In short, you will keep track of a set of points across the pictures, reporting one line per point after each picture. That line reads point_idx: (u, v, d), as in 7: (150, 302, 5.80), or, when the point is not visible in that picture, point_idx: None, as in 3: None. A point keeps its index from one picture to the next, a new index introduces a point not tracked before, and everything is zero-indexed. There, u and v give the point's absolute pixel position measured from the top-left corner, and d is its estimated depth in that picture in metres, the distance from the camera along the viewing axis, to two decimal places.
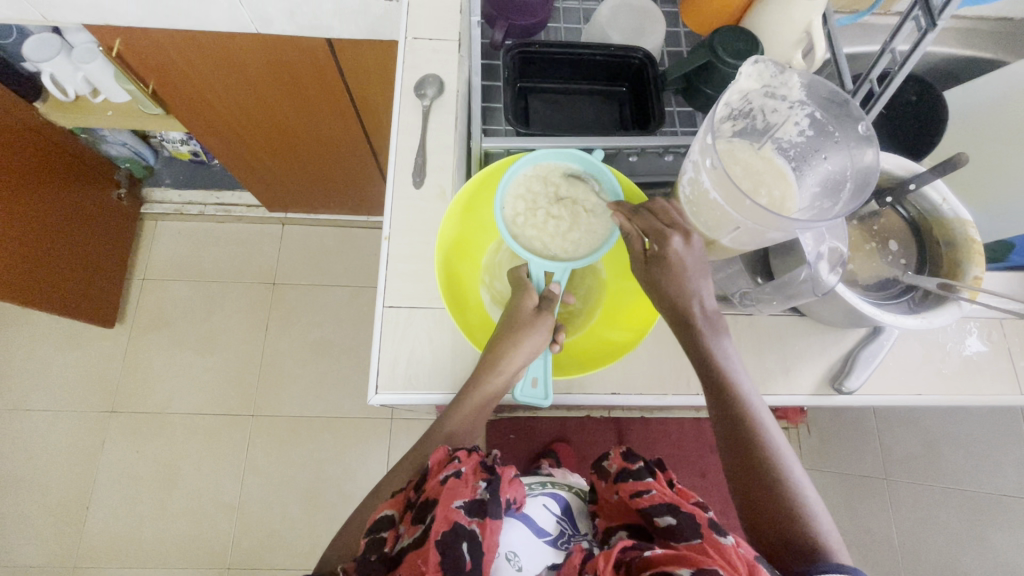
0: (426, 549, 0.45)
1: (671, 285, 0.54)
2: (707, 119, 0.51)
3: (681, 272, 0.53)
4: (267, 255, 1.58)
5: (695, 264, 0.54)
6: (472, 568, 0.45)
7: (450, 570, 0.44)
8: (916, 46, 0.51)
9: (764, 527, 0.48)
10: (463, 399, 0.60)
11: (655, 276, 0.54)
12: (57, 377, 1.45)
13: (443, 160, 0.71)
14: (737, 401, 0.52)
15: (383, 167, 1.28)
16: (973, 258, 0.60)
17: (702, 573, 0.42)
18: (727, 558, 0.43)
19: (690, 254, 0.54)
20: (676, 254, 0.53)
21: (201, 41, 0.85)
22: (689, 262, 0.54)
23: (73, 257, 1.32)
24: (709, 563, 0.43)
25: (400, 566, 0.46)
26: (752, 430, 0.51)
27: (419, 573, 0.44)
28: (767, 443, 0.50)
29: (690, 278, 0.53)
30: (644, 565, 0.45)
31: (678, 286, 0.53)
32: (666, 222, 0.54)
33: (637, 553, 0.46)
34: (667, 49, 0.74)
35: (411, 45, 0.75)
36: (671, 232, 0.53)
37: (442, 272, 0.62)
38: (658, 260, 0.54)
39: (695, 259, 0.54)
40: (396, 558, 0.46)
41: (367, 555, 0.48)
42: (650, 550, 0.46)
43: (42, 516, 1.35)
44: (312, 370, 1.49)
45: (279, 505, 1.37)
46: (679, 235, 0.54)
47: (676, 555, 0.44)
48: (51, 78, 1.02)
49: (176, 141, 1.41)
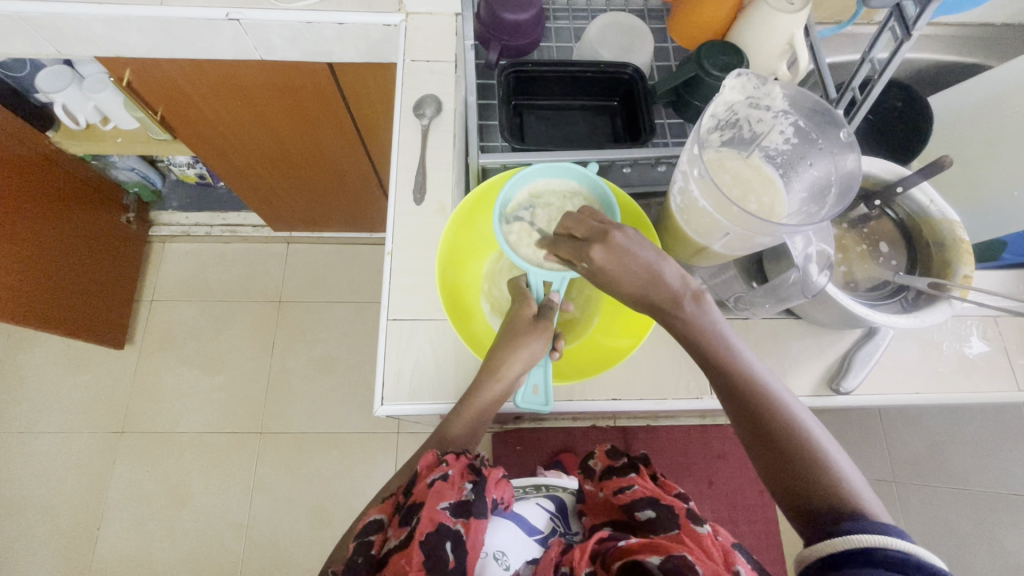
0: (410, 550, 0.46)
1: (623, 285, 0.50)
2: (693, 131, 0.53)
3: (624, 265, 0.49)
4: (273, 273, 1.61)
5: (639, 257, 0.49)
6: (455, 566, 0.46)
7: (434, 567, 0.45)
8: (893, 54, 0.53)
9: (790, 491, 0.46)
10: (465, 406, 0.61)
11: (607, 283, 0.51)
12: (68, 399, 1.47)
13: (442, 177, 0.74)
14: (743, 373, 0.49)
15: (385, 185, 1.31)
16: (962, 257, 0.62)
17: (672, 559, 0.44)
18: (704, 547, 0.46)
19: (623, 252, 0.49)
20: (607, 261, 0.49)
21: (207, 68, 0.88)
22: (625, 256, 0.49)
23: (85, 280, 1.35)
24: (676, 551, 0.45)
25: (386, 568, 0.47)
26: (756, 392, 0.48)
27: (402, 572, 0.45)
28: (774, 406, 0.48)
29: (632, 271, 0.49)
30: (618, 555, 0.47)
31: (626, 285, 0.50)
32: (587, 235, 0.51)
33: (612, 544, 0.49)
34: (656, 64, 0.76)
35: (409, 68, 0.78)
36: (590, 244, 0.50)
37: (442, 284, 0.63)
38: (593, 273, 0.50)
39: (635, 254, 0.49)
40: (383, 561, 0.48)
41: (355, 557, 0.49)
42: (624, 541, 0.48)
43: (54, 537, 1.36)
44: (318, 386, 1.51)
45: (288, 521, 1.38)
46: (599, 243, 0.49)
47: (649, 544, 0.46)
48: (63, 108, 1.06)
49: (183, 165, 1.45)
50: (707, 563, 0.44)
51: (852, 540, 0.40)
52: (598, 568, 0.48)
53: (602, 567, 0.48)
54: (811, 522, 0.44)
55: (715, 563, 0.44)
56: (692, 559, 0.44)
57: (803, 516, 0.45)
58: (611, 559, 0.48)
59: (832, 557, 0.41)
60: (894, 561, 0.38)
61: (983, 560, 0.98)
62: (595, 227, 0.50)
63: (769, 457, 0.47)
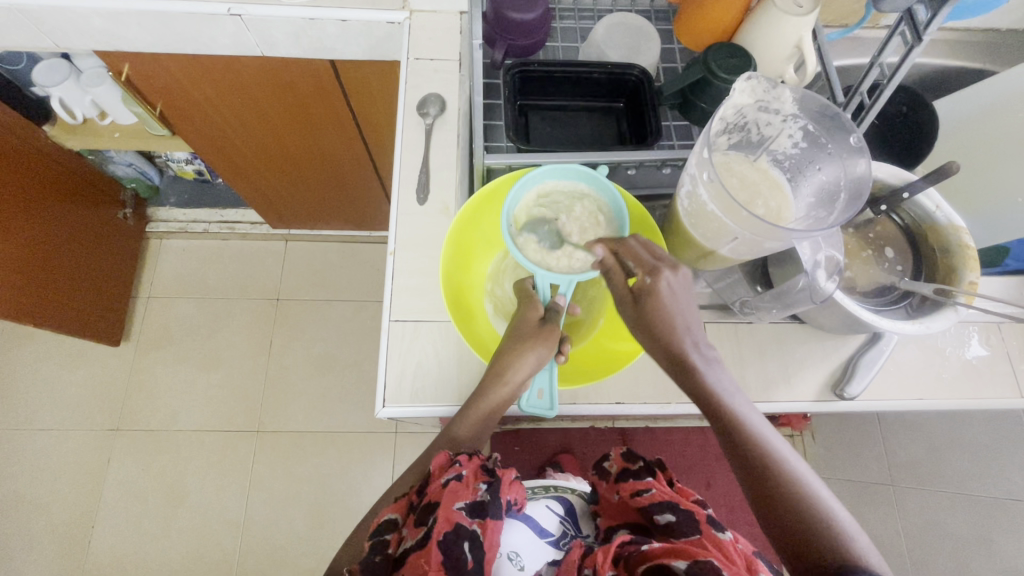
0: (428, 549, 0.46)
1: (661, 320, 0.51)
2: (702, 135, 0.53)
3: (672, 303, 0.51)
4: (271, 271, 1.60)
5: (682, 297, 0.52)
6: (473, 567, 0.47)
7: (452, 568, 0.45)
8: (903, 60, 0.53)
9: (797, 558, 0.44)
10: (470, 409, 0.61)
11: (646, 314, 0.52)
12: (63, 396, 1.45)
13: (446, 177, 0.73)
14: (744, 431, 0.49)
15: (384, 183, 1.30)
16: (968, 263, 0.62)
17: (698, 563, 0.44)
18: (725, 551, 0.46)
19: (679, 285, 0.52)
20: (668, 285, 0.51)
21: (208, 64, 0.87)
22: (679, 294, 0.52)
23: (80, 276, 1.34)
24: (703, 556, 0.44)
25: (403, 567, 0.46)
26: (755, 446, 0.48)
27: (421, 572, 0.45)
28: (774, 465, 0.47)
29: (678, 312, 0.51)
30: (641, 560, 0.46)
31: (668, 321, 0.51)
32: (653, 257, 0.53)
33: (633, 548, 0.48)
34: (662, 65, 0.76)
35: (413, 66, 0.77)
36: (661, 265, 0.52)
37: (448, 286, 0.63)
38: (650, 293, 0.51)
39: (685, 294, 0.52)
40: (400, 560, 0.47)
41: (372, 557, 0.49)
42: (646, 545, 0.48)
43: (48, 535, 1.34)
44: (316, 384, 1.50)
45: (284, 521, 1.37)
46: (669, 268, 0.52)
47: (670, 549, 0.46)
48: (60, 102, 1.04)
49: (181, 161, 1.43)
50: (731, 568, 0.44)
51: None
52: (621, 571, 0.47)
53: (624, 569, 0.47)
54: None
55: (738, 568, 0.44)
56: (716, 564, 0.43)
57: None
58: (633, 563, 0.46)
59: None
60: None
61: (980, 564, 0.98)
62: (667, 257, 0.52)
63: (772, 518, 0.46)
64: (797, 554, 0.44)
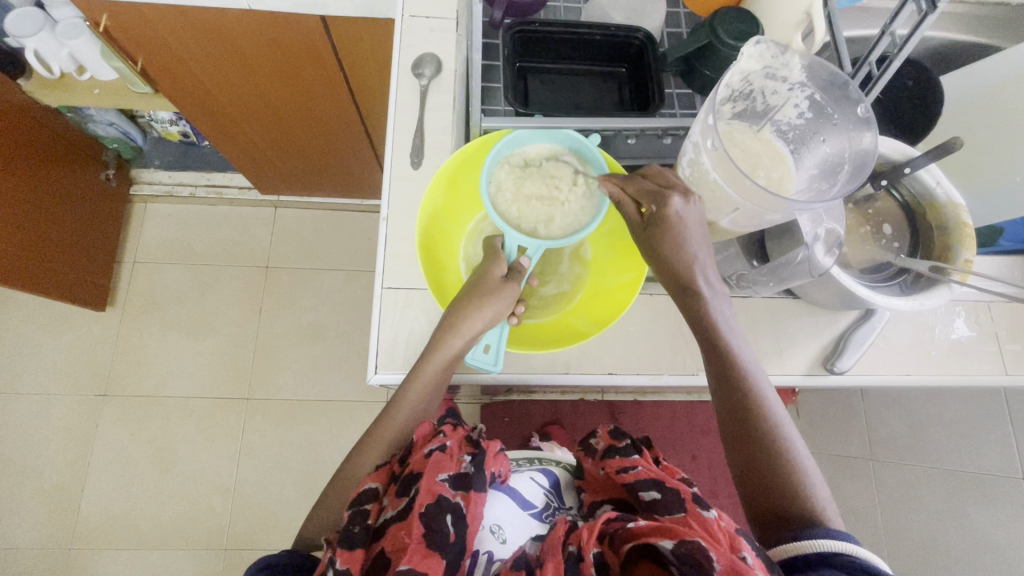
0: (409, 522, 0.46)
1: (670, 245, 0.55)
2: (708, 100, 0.51)
3: (680, 229, 0.54)
4: (260, 237, 1.57)
5: (695, 227, 0.55)
6: (455, 540, 0.47)
7: (433, 540, 0.46)
8: (914, 29, 0.51)
9: (770, 495, 0.53)
10: (422, 364, 0.60)
11: (655, 238, 0.55)
12: (47, 361, 1.43)
13: (441, 142, 0.71)
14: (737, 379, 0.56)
15: (376, 145, 1.26)
16: (965, 241, 0.62)
17: (685, 544, 0.44)
18: (709, 530, 0.45)
19: (690, 213, 0.54)
20: (677, 213, 0.54)
21: (189, 16, 0.82)
22: (689, 221, 0.54)
23: (61, 241, 1.30)
24: (691, 536, 0.44)
25: (383, 540, 0.47)
26: (749, 391, 0.56)
27: (403, 544, 0.46)
28: (762, 410, 0.55)
29: (689, 237, 0.55)
30: (627, 537, 0.47)
31: (677, 245, 0.55)
32: (663, 185, 0.55)
33: (619, 524, 0.49)
34: (667, 30, 0.74)
35: (408, 23, 0.74)
36: (670, 192, 0.54)
37: (423, 226, 0.62)
38: (659, 221, 0.54)
39: (694, 219, 0.55)
40: (380, 532, 0.48)
41: (350, 526, 0.48)
42: (632, 523, 0.48)
43: (36, 498, 1.34)
44: (307, 352, 1.49)
45: (276, 486, 1.38)
46: (679, 195, 0.54)
47: (658, 527, 0.46)
48: (36, 55, 0.99)
49: (165, 121, 1.37)
50: (718, 549, 0.43)
51: (819, 545, 0.47)
52: (605, 549, 0.48)
53: (609, 548, 0.48)
54: (782, 521, 0.51)
55: (723, 548, 0.43)
56: (704, 544, 0.43)
57: (775, 516, 0.52)
58: (620, 541, 0.47)
59: (799, 558, 0.48)
60: (852, 565, 0.45)
61: (957, 538, 1.00)
62: (678, 185, 0.54)
63: (755, 457, 0.54)
64: (771, 496, 0.53)
